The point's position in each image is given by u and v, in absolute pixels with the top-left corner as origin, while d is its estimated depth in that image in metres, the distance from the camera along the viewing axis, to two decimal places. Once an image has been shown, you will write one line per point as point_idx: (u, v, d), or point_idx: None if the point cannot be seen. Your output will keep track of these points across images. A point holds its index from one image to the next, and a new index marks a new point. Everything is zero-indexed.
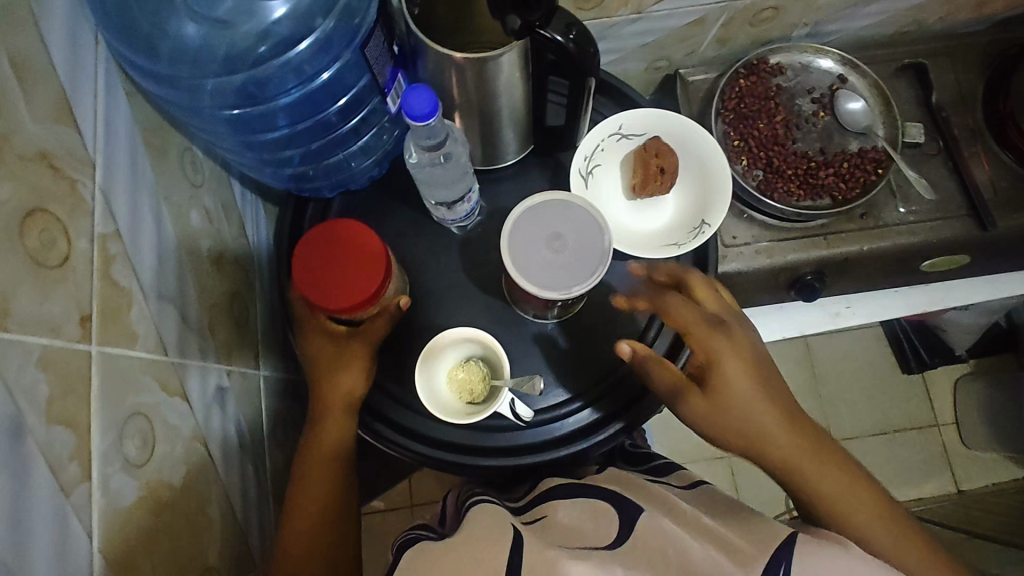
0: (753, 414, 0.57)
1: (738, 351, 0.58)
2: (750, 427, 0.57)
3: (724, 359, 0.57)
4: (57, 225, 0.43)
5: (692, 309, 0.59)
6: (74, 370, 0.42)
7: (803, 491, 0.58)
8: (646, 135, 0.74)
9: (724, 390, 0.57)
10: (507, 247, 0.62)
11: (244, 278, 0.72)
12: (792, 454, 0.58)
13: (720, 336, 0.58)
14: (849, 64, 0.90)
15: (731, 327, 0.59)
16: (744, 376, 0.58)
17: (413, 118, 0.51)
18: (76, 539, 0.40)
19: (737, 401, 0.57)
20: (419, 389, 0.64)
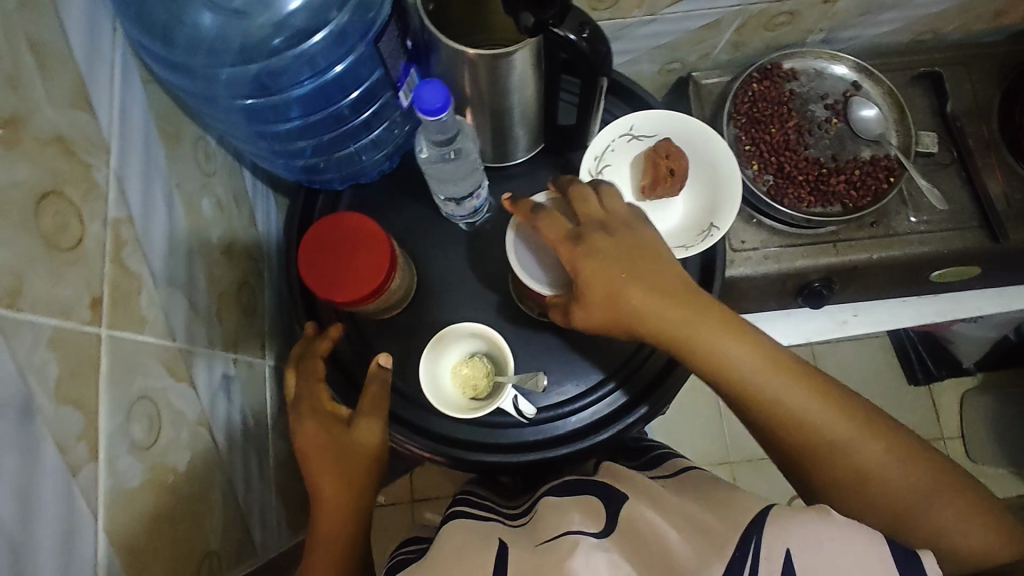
0: (643, 324, 0.55)
1: (599, 258, 0.55)
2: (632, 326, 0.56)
3: (587, 270, 0.55)
4: (70, 208, 0.44)
5: (557, 228, 0.57)
6: (84, 353, 0.43)
7: (722, 392, 0.56)
8: (657, 137, 0.74)
9: (601, 304, 0.55)
10: (513, 242, 0.63)
11: (253, 267, 0.73)
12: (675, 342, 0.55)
13: (577, 244, 0.56)
14: (862, 72, 0.90)
15: (592, 236, 0.56)
16: (611, 283, 0.55)
17: (425, 113, 0.51)
18: (80, 518, 0.41)
19: (610, 303, 0.55)
20: (423, 381, 0.64)
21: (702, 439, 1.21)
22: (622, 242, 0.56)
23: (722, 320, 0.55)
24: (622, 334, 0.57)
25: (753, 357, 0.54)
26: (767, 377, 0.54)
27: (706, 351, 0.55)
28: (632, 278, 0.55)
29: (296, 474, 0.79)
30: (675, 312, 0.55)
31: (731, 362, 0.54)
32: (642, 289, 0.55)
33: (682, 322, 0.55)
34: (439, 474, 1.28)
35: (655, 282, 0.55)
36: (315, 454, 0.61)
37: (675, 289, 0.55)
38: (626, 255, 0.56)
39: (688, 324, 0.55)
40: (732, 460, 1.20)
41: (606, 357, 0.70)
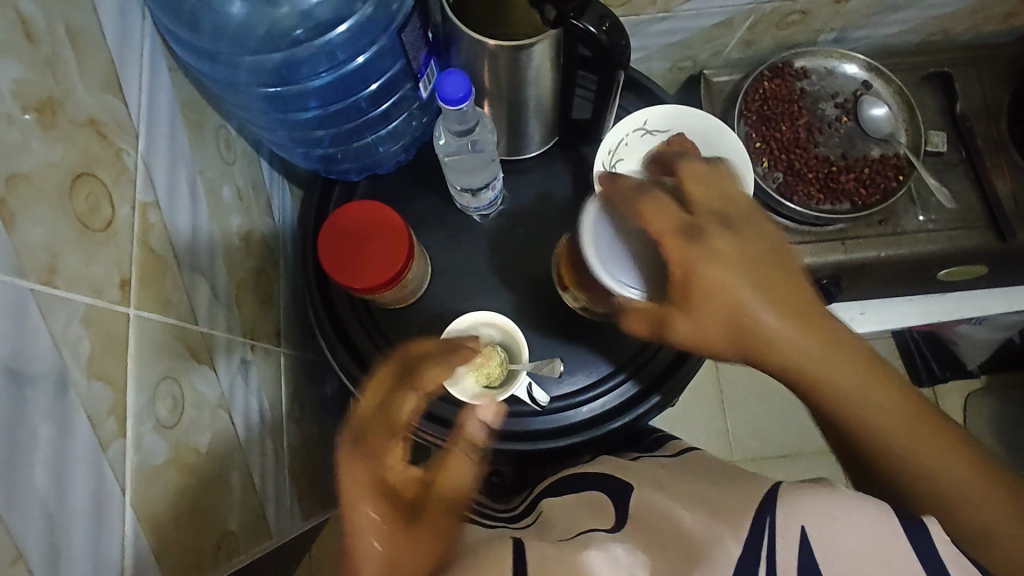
0: (762, 338, 0.51)
1: (717, 258, 0.51)
2: (746, 338, 0.51)
3: (704, 268, 0.51)
4: (102, 189, 0.45)
5: (660, 219, 0.53)
6: (113, 332, 0.44)
7: (832, 412, 0.52)
8: (669, 132, 0.75)
9: (716, 308, 0.51)
10: (590, 237, 0.58)
11: (269, 256, 0.74)
12: (801, 359, 0.51)
13: (695, 244, 0.51)
14: (873, 71, 0.91)
15: (711, 232, 0.52)
16: (730, 288, 0.51)
17: (446, 102, 0.52)
18: (109, 491, 0.42)
19: (726, 309, 0.51)
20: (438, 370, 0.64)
21: (706, 437, 1.22)
22: (744, 241, 0.52)
23: (834, 334, 0.52)
24: (735, 346, 0.52)
25: (863, 376, 0.51)
26: (875, 397, 0.51)
27: (815, 365, 0.51)
28: (750, 283, 0.51)
29: (308, 461, 0.81)
30: (789, 323, 0.51)
31: (837, 380, 0.51)
32: (758, 294, 0.51)
33: (805, 338, 0.51)
34: None
35: (781, 295, 0.51)
36: (359, 480, 0.47)
37: (793, 297, 0.52)
38: (748, 256, 0.52)
39: (806, 338, 0.51)
40: (736, 458, 1.20)
41: (616, 349, 0.71)
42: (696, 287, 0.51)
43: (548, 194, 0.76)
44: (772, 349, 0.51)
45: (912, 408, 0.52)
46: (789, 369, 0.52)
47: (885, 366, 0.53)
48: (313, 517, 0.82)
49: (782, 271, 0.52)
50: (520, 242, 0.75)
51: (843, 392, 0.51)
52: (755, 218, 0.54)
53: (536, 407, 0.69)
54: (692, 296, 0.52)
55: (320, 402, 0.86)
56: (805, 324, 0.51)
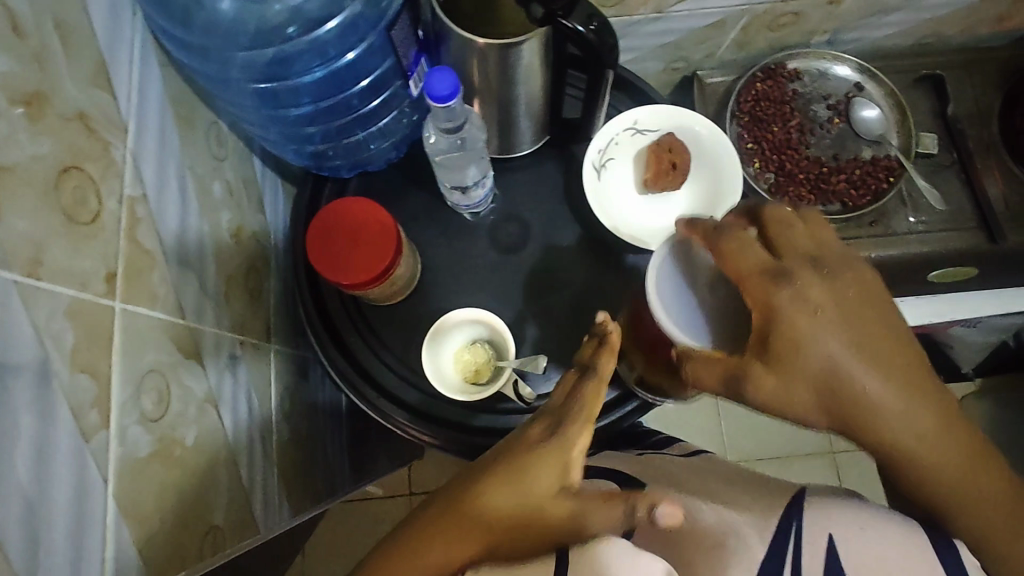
0: (849, 394, 0.47)
1: (811, 307, 0.47)
2: (831, 394, 0.47)
3: (791, 315, 0.47)
4: (89, 182, 0.45)
5: (738, 266, 0.49)
6: (98, 324, 0.44)
7: (909, 471, 0.49)
8: (660, 132, 0.75)
9: (803, 364, 0.47)
10: (656, 271, 0.56)
11: (260, 252, 0.74)
12: (887, 417, 0.47)
13: (784, 289, 0.47)
14: (866, 72, 0.91)
15: (802, 274, 0.48)
16: (818, 339, 0.46)
17: (434, 99, 0.53)
18: (92, 483, 0.42)
19: (811, 365, 0.46)
20: (428, 367, 0.66)
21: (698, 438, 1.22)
22: (836, 284, 0.48)
23: (923, 388, 0.48)
24: (821, 405, 0.47)
25: (947, 432, 0.48)
26: (956, 454, 0.48)
27: (903, 422, 0.47)
28: (841, 331, 0.47)
29: (298, 456, 0.81)
30: (881, 377, 0.47)
31: (922, 436, 0.47)
32: (848, 343, 0.47)
33: (893, 394, 0.47)
34: (437, 467, 1.31)
35: (870, 346, 0.47)
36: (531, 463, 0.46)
37: (885, 348, 0.47)
38: (840, 302, 0.48)
39: (894, 394, 0.47)
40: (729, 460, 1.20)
41: None
42: (787, 336, 0.47)
43: (538, 193, 0.76)
44: (861, 406, 0.47)
45: (988, 468, 0.49)
46: (879, 429, 0.47)
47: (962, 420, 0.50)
48: (302, 513, 0.82)
49: (871, 320, 0.48)
50: (510, 240, 0.75)
51: (928, 449, 0.48)
52: (847, 261, 0.50)
53: (523, 404, 0.68)
54: (778, 349, 0.47)
55: (311, 399, 0.86)
56: (896, 379, 0.47)
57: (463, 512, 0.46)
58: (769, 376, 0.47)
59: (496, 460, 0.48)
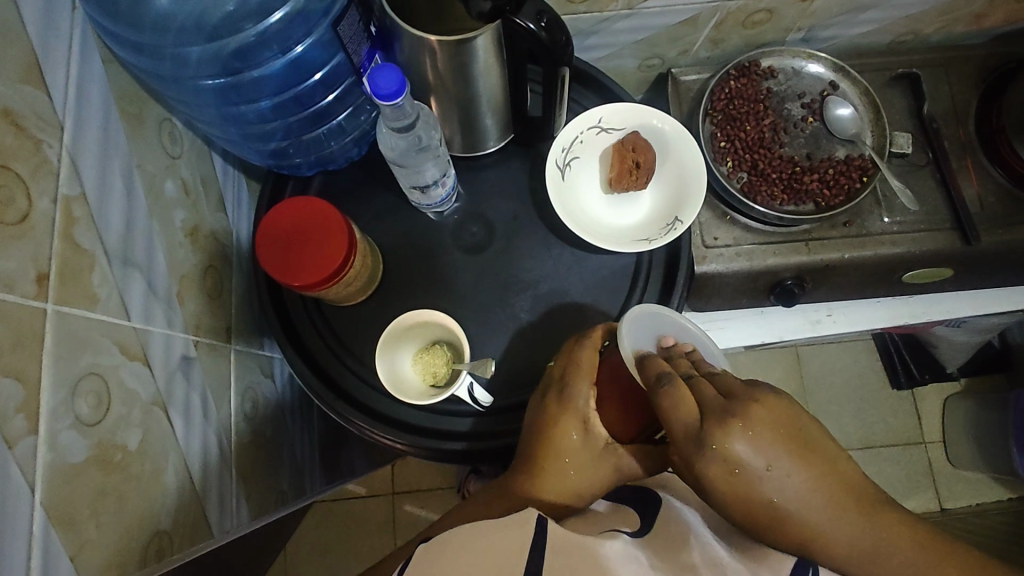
0: (771, 511, 0.50)
1: (735, 475, 0.49)
2: (760, 513, 0.50)
3: (707, 468, 0.48)
4: (16, 182, 0.44)
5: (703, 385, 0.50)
6: (26, 327, 0.43)
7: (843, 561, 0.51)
8: (625, 130, 0.74)
9: (728, 494, 0.49)
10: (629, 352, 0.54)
11: (220, 252, 0.73)
12: (806, 517, 0.50)
13: (701, 450, 0.48)
14: (839, 70, 0.91)
15: (733, 449, 0.48)
16: (736, 479, 0.49)
17: (380, 97, 0.52)
18: (17, 489, 0.41)
19: (737, 496, 0.50)
20: (384, 375, 0.64)
21: None
22: (757, 442, 0.48)
23: (847, 500, 0.51)
24: (751, 523, 0.51)
25: (874, 532, 0.51)
26: (888, 548, 0.51)
27: (830, 538, 0.51)
28: (766, 471, 0.49)
29: (261, 458, 0.80)
30: (809, 502, 0.50)
31: (853, 540, 0.51)
32: (776, 491, 0.49)
33: (804, 501, 0.50)
34: (418, 468, 1.30)
35: (786, 460, 0.50)
36: (560, 430, 0.58)
37: (795, 463, 0.50)
38: (766, 446, 0.49)
39: (807, 495, 0.50)
40: None
41: None
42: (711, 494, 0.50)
43: (504, 192, 0.75)
44: (793, 525, 0.50)
45: (912, 539, 0.52)
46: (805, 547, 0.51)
47: (875, 492, 0.53)
48: (262, 516, 0.80)
49: (787, 439, 0.50)
50: (473, 239, 0.74)
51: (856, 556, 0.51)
52: (752, 393, 0.50)
53: (479, 408, 0.68)
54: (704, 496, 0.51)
55: (277, 401, 0.85)
56: (821, 505, 0.50)
57: (531, 464, 0.59)
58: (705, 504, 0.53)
59: (533, 424, 0.60)
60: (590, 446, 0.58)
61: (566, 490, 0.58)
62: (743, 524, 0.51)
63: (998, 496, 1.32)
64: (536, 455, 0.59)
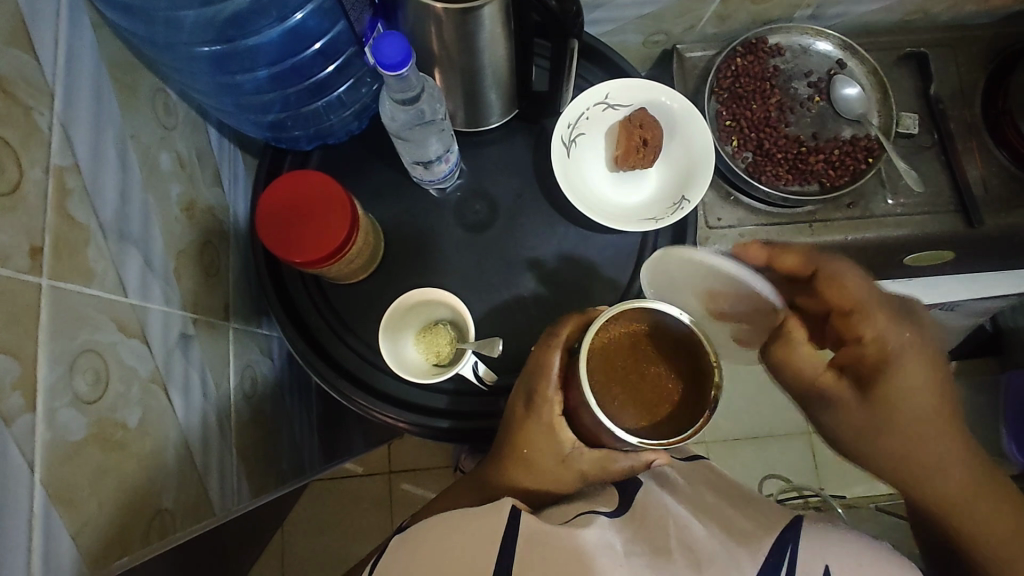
0: (913, 414, 0.52)
1: (886, 362, 0.52)
2: (904, 406, 0.52)
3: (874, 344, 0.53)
4: (7, 150, 0.42)
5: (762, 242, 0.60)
6: (20, 303, 0.41)
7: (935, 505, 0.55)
8: (632, 107, 0.73)
9: (877, 377, 0.52)
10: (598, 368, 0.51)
11: (217, 228, 0.71)
12: (938, 434, 0.53)
13: (888, 323, 0.53)
14: (847, 49, 0.90)
15: (916, 318, 0.54)
16: (896, 365, 0.52)
17: (385, 67, 0.50)
18: (16, 468, 0.40)
19: (894, 384, 0.52)
20: (386, 356, 0.64)
21: None
22: (921, 342, 0.53)
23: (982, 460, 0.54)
24: (887, 424, 0.53)
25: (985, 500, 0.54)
26: (988, 517, 0.54)
27: (954, 482, 0.54)
28: (921, 370, 0.52)
29: (262, 437, 0.80)
30: (938, 420, 0.53)
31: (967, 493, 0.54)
32: (918, 391, 0.52)
33: (939, 423, 0.53)
34: (414, 446, 1.30)
35: (934, 375, 0.53)
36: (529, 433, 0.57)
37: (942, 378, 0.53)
38: (925, 350, 0.53)
39: (937, 410, 0.53)
40: (707, 438, 1.30)
41: None
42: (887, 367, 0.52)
43: (507, 169, 0.74)
44: (924, 438, 0.53)
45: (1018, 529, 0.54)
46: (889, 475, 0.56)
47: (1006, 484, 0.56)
48: (263, 494, 0.81)
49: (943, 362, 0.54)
50: (476, 218, 0.72)
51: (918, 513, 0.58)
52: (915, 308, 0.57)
53: (483, 387, 0.67)
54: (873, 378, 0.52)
55: (277, 380, 0.84)
56: (945, 430, 0.53)
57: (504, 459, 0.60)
58: (859, 407, 0.53)
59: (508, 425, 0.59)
60: (556, 451, 0.57)
61: (540, 483, 0.59)
62: (901, 428, 0.53)
63: None
64: (511, 451, 0.59)
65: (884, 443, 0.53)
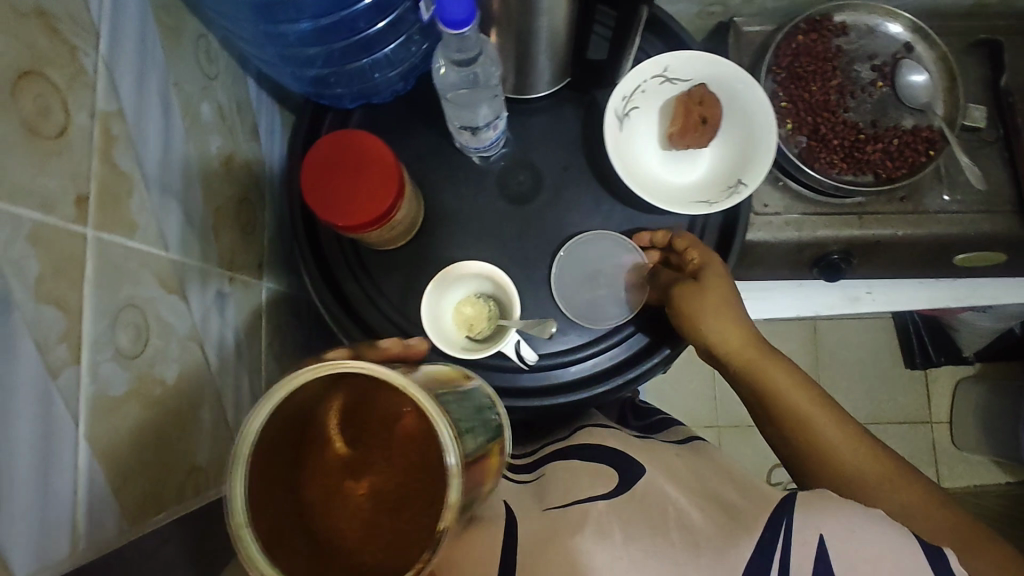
0: (724, 317, 0.62)
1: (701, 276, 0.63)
2: (724, 312, 0.62)
3: (706, 264, 0.63)
4: (52, 92, 0.40)
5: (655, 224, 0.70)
6: (67, 253, 0.40)
7: (779, 421, 0.61)
8: (691, 82, 0.69)
9: (702, 287, 0.62)
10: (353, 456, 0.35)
11: (253, 184, 0.69)
12: (752, 353, 0.62)
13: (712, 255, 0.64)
14: (917, 32, 0.85)
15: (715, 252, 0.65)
16: (714, 278, 0.63)
17: (448, 25, 0.47)
18: (61, 421, 0.39)
19: (711, 291, 0.62)
20: (433, 334, 0.62)
21: (692, 405, 1.30)
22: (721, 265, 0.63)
23: (801, 381, 0.62)
24: (711, 326, 0.62)
25: (823, 416, 0.60)
26: (829, 428, 0.59)
27: (788, 398, 0.61)
28: (727, 283, 0.62)
29: None
30: (747, 338, 0.63)
31: (802, 407, 0.60)
32: (732, 308, 0.62)
33: (748, 335, 0.63)
34: None
35: (730, 297, 0.62)
36: None
37: (739, 305, 0.63)
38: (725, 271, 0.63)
39: (742, 330, 0.62)
40: (720, 424, 1.29)
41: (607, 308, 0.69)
42: (711, 261, 0.64)
43: (555, 140, 0.71)
44: (739, 348, 0.62)
45: (850, 437, 0.59)
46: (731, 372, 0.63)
47: (839, 409, 0.61)
48: None
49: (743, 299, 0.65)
50: (518, 190, 0.70)
51: (757, 407, 0.63)
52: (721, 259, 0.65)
53: (525, 366, 0.66)
54: (703, 271, 0.63)
55: (306, 343, 0.84)
56: (756, 350, 0.63)
57: None
58: (700, 296, 0.62)
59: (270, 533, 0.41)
60: None
61: None
62: (716, 334, 0.62)
63: (997, 478, 1.33)
64: None
65: (712, 347, 0.63)
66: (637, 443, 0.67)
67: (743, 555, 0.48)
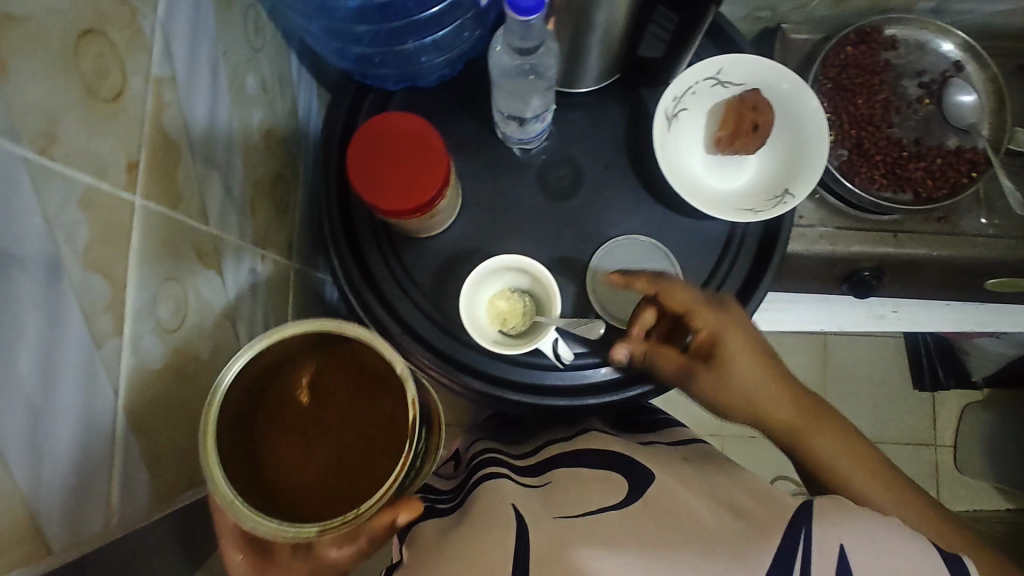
0: (742, 381, 0.58)
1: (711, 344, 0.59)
2: (743, 378, 0.59)
3: (716, 330, 0.58)
4: (112, 53, 0.38)
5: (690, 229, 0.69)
6: (116, 220, 0.39)
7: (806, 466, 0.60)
8: (743, 87, 0.68)
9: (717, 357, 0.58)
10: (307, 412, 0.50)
11: (289, 161, 0.68)
12: (780, 408, 0.60)
13: (719, 313, 0.59)
14: (969, 51, 0.83)
15: (729, 301, 0.60)
16: (728, 340, 0.58)
17: (516, 11, 0.45)
18: (101, 392, 0.38)
19: (729, 356, 0.58)
20: (470, 328, 0.61)
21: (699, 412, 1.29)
22: (735, 324, 0.59)
23: (827, 421, 0.60)
24: (732, 396, 0.59)
25: (845, 452, 0.59)
26: (854, 464, 0.58)
27: (815, 447, 0.59)
28: (742, 341, 0.59)
29: None
30: (774, 396, 0.59)
31: (830, 452, 0.58)
32: (746, 368, 0.59)
33: (773, 390, 0.59)
34: None
35: (753, 352, 0.59)
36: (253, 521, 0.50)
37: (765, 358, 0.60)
38: (742, 325, 0.59)
39: (772, 383, 0.59)
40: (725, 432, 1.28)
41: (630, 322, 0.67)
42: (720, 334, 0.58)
43: (598, 136, 0.70)
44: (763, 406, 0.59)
45: (867, 465, 0.58)
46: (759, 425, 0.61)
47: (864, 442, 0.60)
48: None
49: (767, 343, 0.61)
50: (558, 185, 0.69)
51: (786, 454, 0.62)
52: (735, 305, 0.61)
53: (561, 364, 0.66)
54: (717, 344, 0.58)
55: None
56: (785, 405, 0.60)
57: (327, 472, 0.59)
58: (712, 376, 0.59)
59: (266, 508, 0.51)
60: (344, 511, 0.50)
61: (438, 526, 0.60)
62: (734, 400, 0.59)
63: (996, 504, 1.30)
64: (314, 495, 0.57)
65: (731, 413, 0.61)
66: (662, 449, 0.66)
67: (762, 559, 0.44)
